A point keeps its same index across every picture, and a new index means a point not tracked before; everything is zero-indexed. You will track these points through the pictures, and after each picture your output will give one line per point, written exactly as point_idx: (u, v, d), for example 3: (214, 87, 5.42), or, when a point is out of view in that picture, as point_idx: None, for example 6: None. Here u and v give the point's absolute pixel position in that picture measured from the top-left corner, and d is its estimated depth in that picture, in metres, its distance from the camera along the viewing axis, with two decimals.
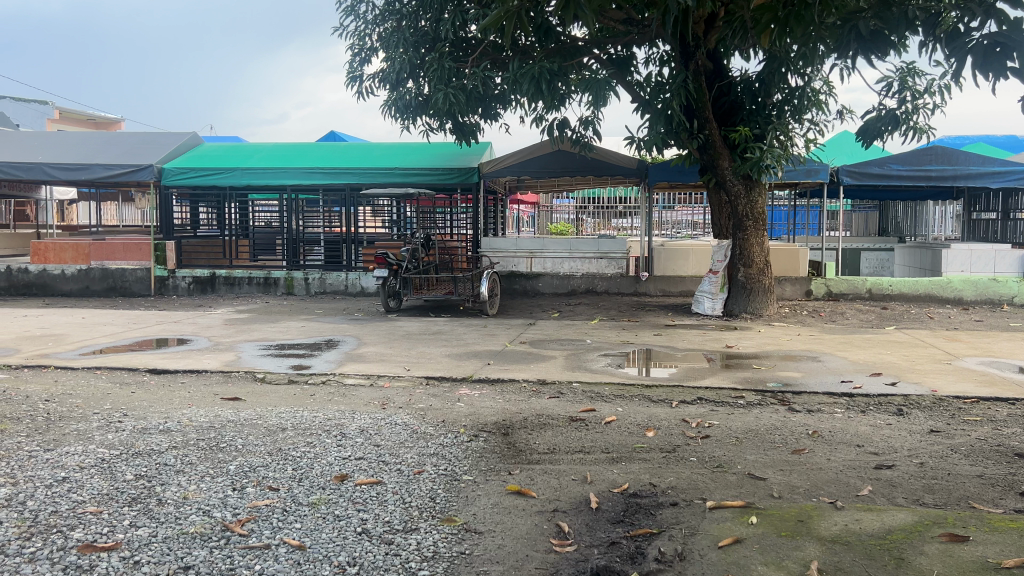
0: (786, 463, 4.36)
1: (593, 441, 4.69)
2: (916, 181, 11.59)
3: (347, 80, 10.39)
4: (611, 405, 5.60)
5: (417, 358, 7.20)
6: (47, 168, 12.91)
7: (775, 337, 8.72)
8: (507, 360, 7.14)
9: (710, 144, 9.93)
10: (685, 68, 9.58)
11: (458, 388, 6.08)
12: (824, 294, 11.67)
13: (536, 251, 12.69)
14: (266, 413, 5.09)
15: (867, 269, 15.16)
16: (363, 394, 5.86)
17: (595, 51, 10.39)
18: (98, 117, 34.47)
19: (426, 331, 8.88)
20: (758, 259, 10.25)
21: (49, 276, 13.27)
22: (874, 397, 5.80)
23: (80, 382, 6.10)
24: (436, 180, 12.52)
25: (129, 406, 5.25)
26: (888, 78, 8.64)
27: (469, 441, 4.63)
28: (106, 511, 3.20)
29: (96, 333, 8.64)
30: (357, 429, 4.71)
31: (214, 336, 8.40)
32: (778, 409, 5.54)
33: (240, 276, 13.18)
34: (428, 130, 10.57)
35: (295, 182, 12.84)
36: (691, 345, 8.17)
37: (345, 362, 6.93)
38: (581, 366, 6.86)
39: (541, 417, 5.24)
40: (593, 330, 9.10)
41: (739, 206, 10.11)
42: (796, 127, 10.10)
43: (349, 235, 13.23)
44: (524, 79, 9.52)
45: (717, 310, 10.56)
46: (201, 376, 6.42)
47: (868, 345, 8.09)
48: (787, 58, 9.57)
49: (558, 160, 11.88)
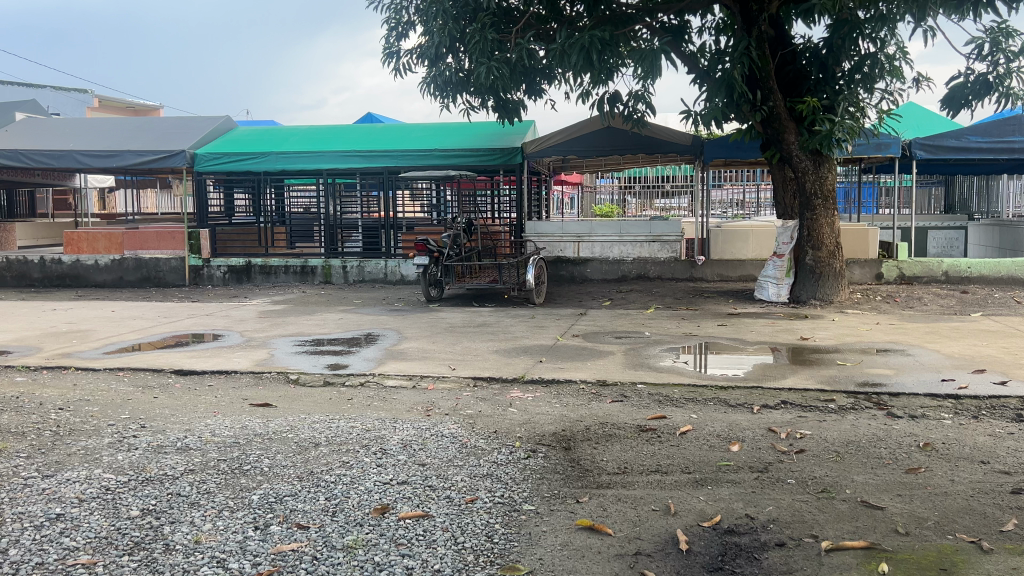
0: (903, 486, 3.69)
1: (668, 458, 4.07)
2: (997, 154, 10.65)
3: (383, 56, 9.78)
4: (683, 411, 4.96)
5: (463, 354, 6.61)
6: (77, 156, 12.53)
7: (852, 326, 7.96)
8: (560, 356, 6.51)
9: (775, 117, 9.16)
10: (747, 34, 8.90)
11: (509, 390, 5.49)
12: (896, 277, 10.78)
13: (584, 235, 12.08)
14: (298, 424, 4.55)
15: (934, 248, 14.05)
16: (406, 398, 5.30)
17: (646, 20, 9.68)
18: (138, 105, 34.39)
19: (470, 323, 8.32)
20: (828, 240, 9.49)
21: (82, 266, 12.97)
22: (984, 400, 5.04)
23: (100, 387, 5.62)
24: (478, 161, 11.89)
25: (150, 417, 4.74)
26: (976, 40, 7.74)
27: (526, 458, 4.02)
28: (101, 563, 2.67)
29: (125, 328, 8.21)
30: (399, 444, 4.14)
31: (247, 331, 7.91)
32: (875, 415, 4.85)
33: (277, 265, 12.74)
34: (469, 109, 9.97)
35: (331, 166, 12.34)
36: (761, 337, 7.46)
37: (384, 360, 6.37)
38: (644, 364, 6.20)
39: (606, 427, 4.62)
40: (651, 321, 8.45)
41: (807, 183, 9.34)
42: (867, 97, 9.21)
43: (388, 221, 12.66)
44: (572, 50, 8.83)
45: (782, 296, 9.82)
46: (229, 378, 5.91)
47: (959, 335, 7.29)
48: (859, 22, 8.84)
49: (607, 138, 11.22)
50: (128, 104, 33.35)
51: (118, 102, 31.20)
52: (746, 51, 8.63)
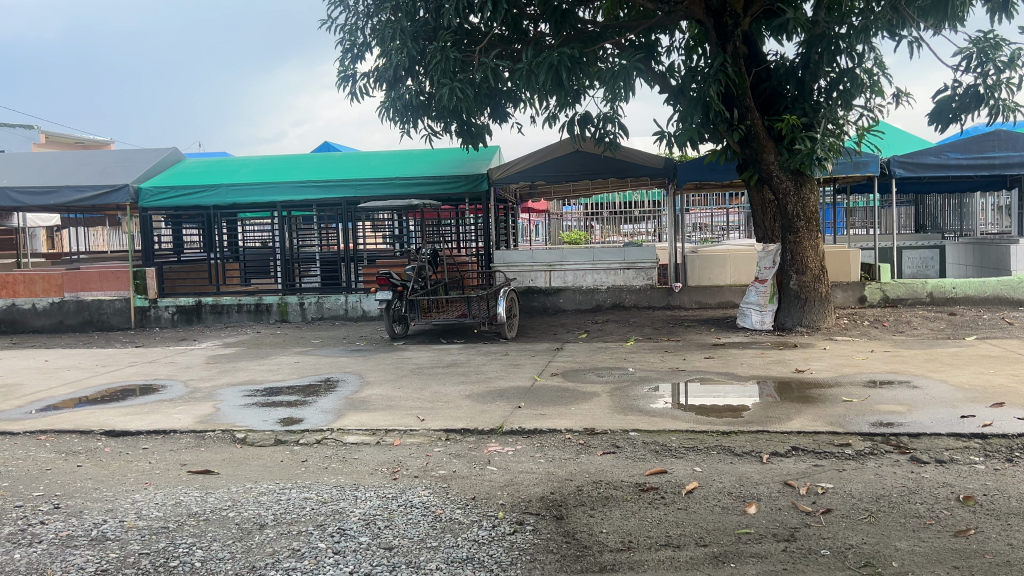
0: (957, 555, 3.13)
1: (678, 527, 3.48)
2: (978, 170, 10.34)
3: (338, 80, 9.21)
4: (685, 463, 4.38)
5: (432, 401, 5.97)
6: (11, 193, 11.70)
7: (846, 355, 7.48)
8: (539, 400, 5.90)
9: (753, 136, 8.72)
10: (722, 50, 8.53)
11: (485, 444, 4.87)
12: (879, 300, 10.42)
13: (555, 263, 11.56)
14: (242, 497, 3.89)
15: (909, 268, 13.84)
16: (368, 457, 4.65)
17: (614, 38, 9.29)
18: (85, 139, 33.19)
19: (439, 363, 7.70)
20: (813, 263, 9.05)
21: (18, 311, 12.07)
22: (1014, 439, 4.52)
23: (14, 455, 4.88)
24: (442, 190, 11.33)
25: (67, 494, 4.05)
26: (963, 49, 7.37)
27: (512, 533, 3.40)
28: None
29: (56, 381, 7.43)
30: (360, 522, 3.50)
31: (193, 380, 7.19)
32: (898, 462, 4.30)
33: (229, 304, 12.01)
34: (431, 134, 9.43)
35: (286, 198, 11.68)
36: (753, 370, 6.93)
37: (344, 411, 5.70)
38: (632, 406, 5.61)
39: (601, 488, 4.01)
40: (632, 354, 7.90)
41: (788, 204, 8.93)
42: (847, 115, 8.76)
43: (349, 253, 11.99)
44: (539, 69, 8.36)
45: (766, 323, 9.33)
46: (167, 439, 5.20)
47: (961, 363, 6.81)
48: (836, 35, 8.48)
49: (577, 163, 10.77)
50: (75, 138, 32.14)
51: (66, 137, 30.14)
52: (721, 67, 8.21)
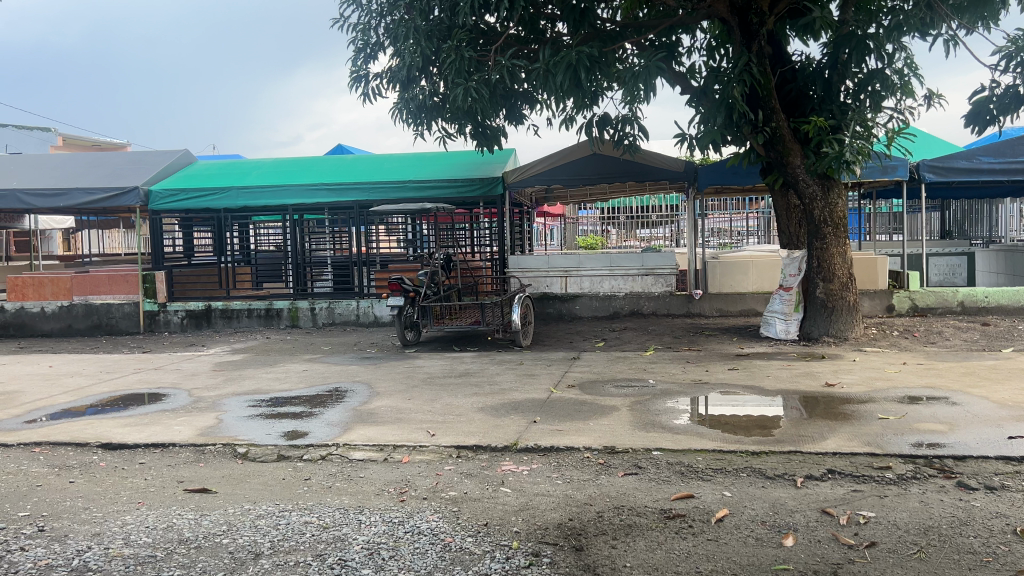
0: None
1: (709, 561, 3.18)
2: (1011, 174, 9.95)
3: (350, 81, 8.98)
4: (713, 486, 4.08)
5: (444, 414, 5.69)
6: (20, 195, 11.52)
7: (878, 368, 7.14)
8: (556, 414, 5.61)
9: (779, 139, 8.41)
10: (747, 51, 8.24)
11: (498, 462, 4.59)
12: (908, 308, 10.06)
13: (572, 269, 11.30)
14: (238, 520, 3.63)
15: (936, 276, 13.24)
16: (375, 476, 4.38)
17: (635, 38, 9.00)
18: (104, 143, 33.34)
19: (452, 372, 7.42)
20: (840, 271, 8.71)
21: (28, 314, 11.92)
22: None
23: (6, 470, 4.65)
24: (457, 193, 11.09)
25: (53, 515, 3.80)
26: (1003, 48, 7.03)
27: (527, 567, 3.11)
28: None
29: (57, 388, 7.21)
30: (363, 551, 3.24)
31: (197, 389, 6.94)
32: (945, 487, 3.99)
33: (238, 309, 11.80)
34: (445, 136, 9.18)
35: (297, 201, 11.46)
36: (781, 383, 6.62)
37: (352, 424, 5.44)
38: (655, 422, 5.31)
39: (623, 514, 3.72)
40: (653, 365, 7.60)
41: (815, 210, 8.60)
42: (877, 117, 8.43)
43: (361, 257, 11.77)
44: (556, 69, 8.07)
45: (791, 333, 9.04)
46: (165, 453, 4.95)
47: (1001, 377, 6.47)
48: (866, 35, 8.16)
49: (594, 165, 10.48)
50: (93, 141, 32.23)
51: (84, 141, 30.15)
52: (745, 67, 7.90)
